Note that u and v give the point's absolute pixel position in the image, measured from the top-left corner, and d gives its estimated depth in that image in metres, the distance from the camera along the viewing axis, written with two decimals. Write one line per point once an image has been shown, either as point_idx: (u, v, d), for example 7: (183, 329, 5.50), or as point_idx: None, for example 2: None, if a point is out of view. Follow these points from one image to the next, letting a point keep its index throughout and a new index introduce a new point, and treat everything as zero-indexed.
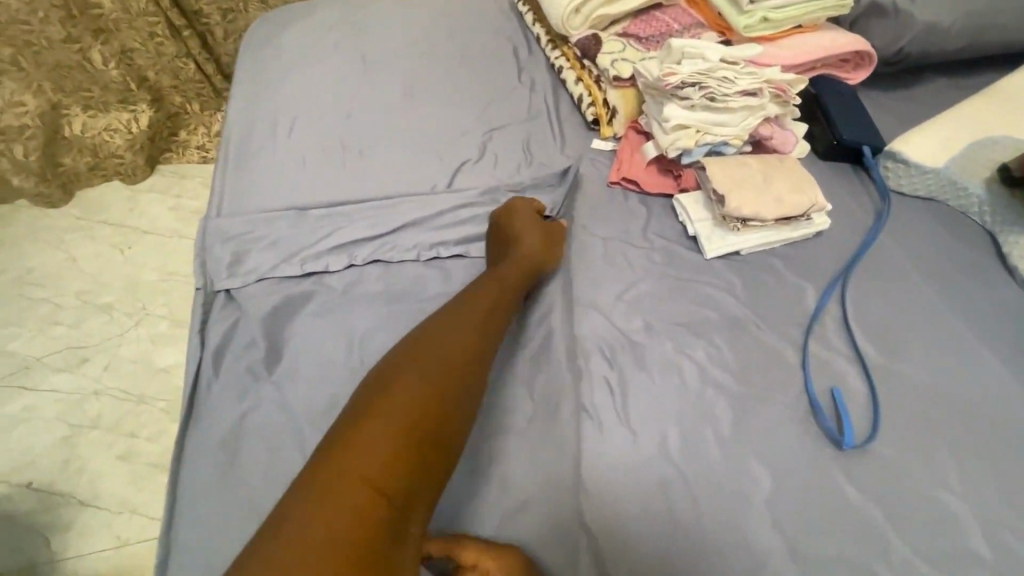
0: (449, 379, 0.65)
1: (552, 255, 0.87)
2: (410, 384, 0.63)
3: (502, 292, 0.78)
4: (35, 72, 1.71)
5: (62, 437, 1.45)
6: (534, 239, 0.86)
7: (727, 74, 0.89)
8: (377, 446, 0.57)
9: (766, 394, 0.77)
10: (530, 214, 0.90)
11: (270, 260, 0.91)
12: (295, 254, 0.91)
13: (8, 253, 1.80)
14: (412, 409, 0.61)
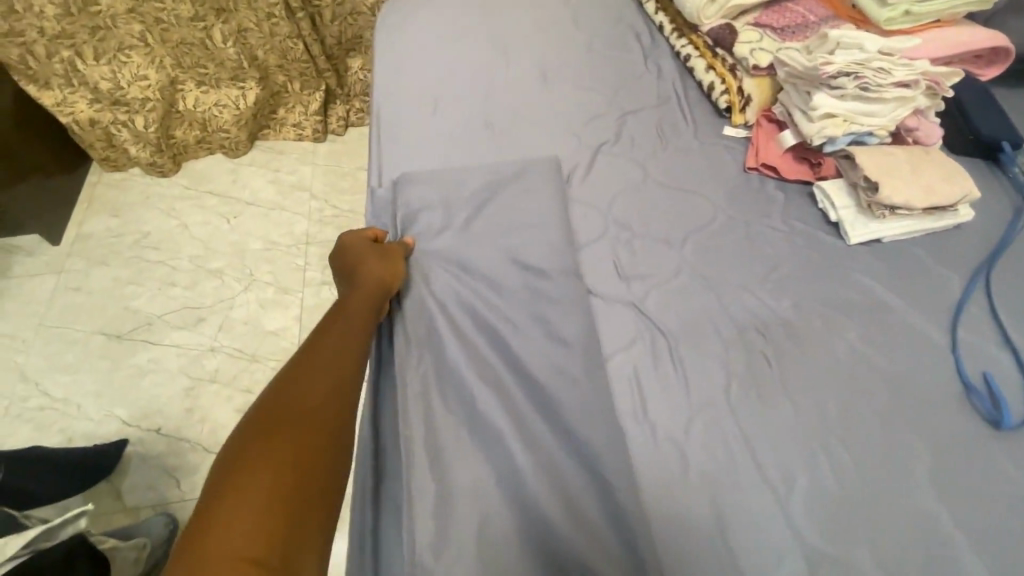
0: (289, 427, 0.65)
1: (400, 272, 0.87)
2: (257, 447, 0.62)
3: (347, 329, 0.78)
4: (160, 48, 1.82)
5: (186, 388, 1.57)
6: (376, 265, 0.85)
7: (883, 65, 0.91)
8: (243, 514, 0.56)
9: (920, 374, 0.80)
10: (364, 246, 0.89)
11: (433, 234, 0.94)
12: (456, 233, 0.94)
13: (126, 217, 1.93)
14: (294, 432, 0.65)
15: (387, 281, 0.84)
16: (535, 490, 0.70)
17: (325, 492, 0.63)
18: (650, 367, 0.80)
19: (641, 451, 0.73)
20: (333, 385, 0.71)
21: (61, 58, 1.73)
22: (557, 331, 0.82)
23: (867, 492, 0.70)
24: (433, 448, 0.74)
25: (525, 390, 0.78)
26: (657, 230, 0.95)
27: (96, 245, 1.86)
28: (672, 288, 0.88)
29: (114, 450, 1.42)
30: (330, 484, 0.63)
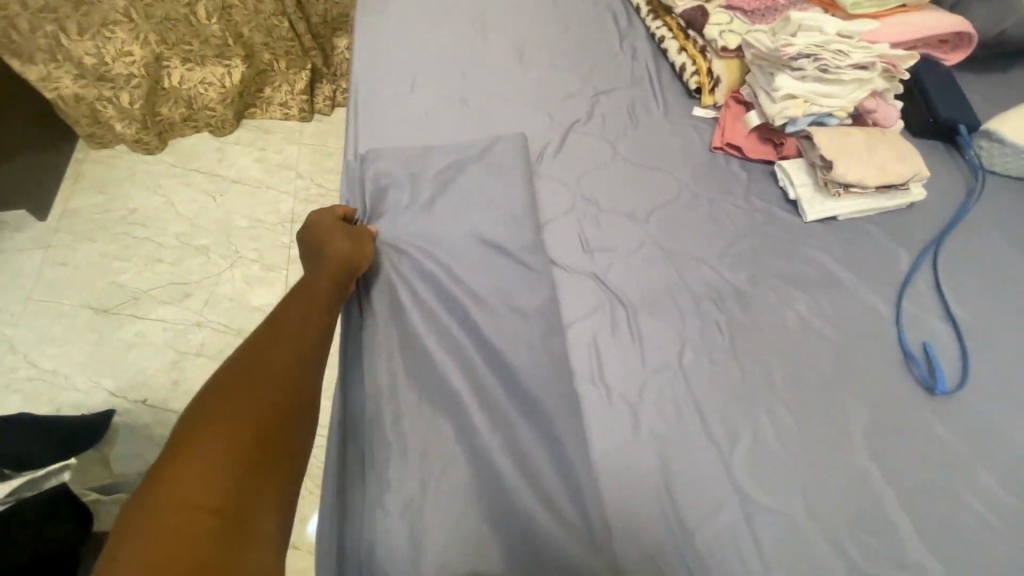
0: (249, 386, 0.66)
1: (365, 252, 0.89)
2: (221, 406, 0.63)
3: (310, 301, 0.81)
4: (143, 24, 1.81)
5: (172, 361, 1.61)
6: (340, 241, 0.87)
7: (841, 48, 0.94)
8: (203, 462, 0.58)
9: (864, 343, 0.84)
10: (330, 225, 0.91)
11: (407, 209, 0.97)
12: (431, 209, 0.97)
13: (112, 194, 1.94)
14: (265, 391, 0.67)
15: (350, 258, 0.87)
16: (492, 446, 0.74)
17: (287, 450, 0.64)
18: (608, 334, 0.84)
19: (594, 411, 0.78)
20: (296, 350, 0.73)
21: (44, 33, 1.73)
22: (520, 300, 0.86)
23: (806, 450, 0.75)
24: (398, 408, 0.78)
25: (488, 354, 0.81)
26: (622, 206, 0.99)
27: (83, 221, 1.88)
28: (633, 261, 0.92)
29: (104, 419, 1.45)
30: (295, 440, 0.66)
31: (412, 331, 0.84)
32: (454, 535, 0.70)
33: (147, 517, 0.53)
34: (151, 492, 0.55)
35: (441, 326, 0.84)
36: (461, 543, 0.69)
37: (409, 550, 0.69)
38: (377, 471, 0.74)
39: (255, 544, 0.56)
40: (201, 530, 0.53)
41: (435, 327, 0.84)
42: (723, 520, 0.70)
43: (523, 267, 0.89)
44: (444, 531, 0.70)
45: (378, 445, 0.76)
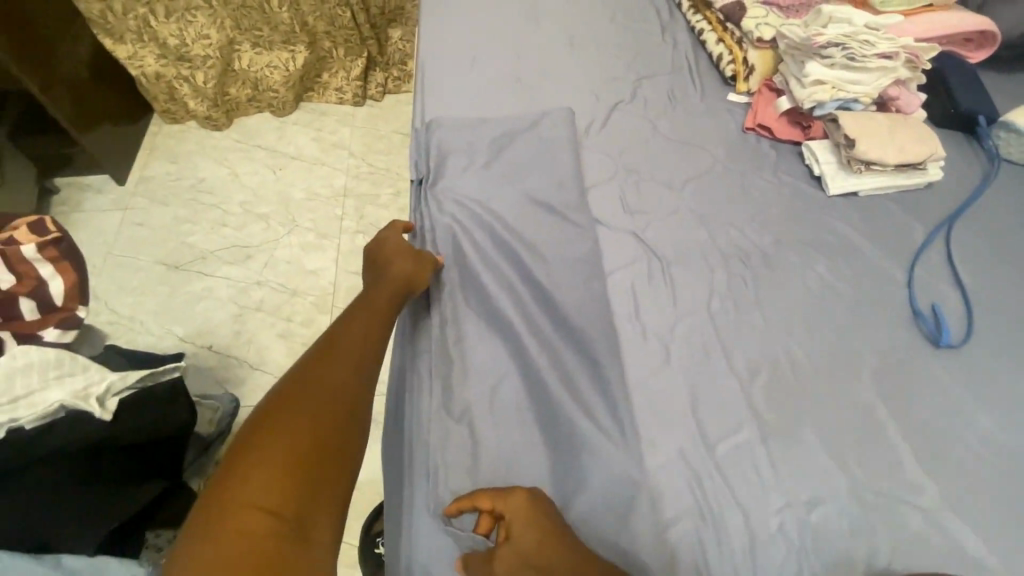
0: (313, 399, 0.72)
1: (425, 274, 0.92)
2: (283, 417, 0.69)
3: (371, 319, 0.86)
4: (221, 9, 1.99)
5: (235, 314, 1.77)
6: (403, 263, 0.91)
7: (868, 38, 1.04)
8: (266, 472, 0.64)
9: (878, 300, 0.93)
10: (396, 243, 0.95)
11: (467, 168, 1.08)
12: (489, 169, 1.08)
13: (183, 164, 2.13)
14: (323, 402, 0.72)
15: (410, 279, 0.91)
16: (541, 369, 0.86)
17: (342, 459, 0.69)
18: (645, 283, 0.95)
19: (630, 345, 0.89)
20: (356, 367, 0.78)
21: (136, 15, 1.94)
22: (568, 249, 0.97)
23: (818, 387, 0.84)
24: (459, 332, 0.90)
25: (537, 293, 0.93)
26: (660, 176, 1.10)
27: (157, 187, 2.06)
28: (669, 223, 1.03)
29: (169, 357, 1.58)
30: (348, 451, 0.71)
31: (472, 270, 0.96)
32: (506, 437, 0.81)
33: (220, 520, 0.60)
34: (225, 497, 0.62)
35: (497, 269, 0.96)
36: (512, 444, 0.81)
37: (468, 446, 0.81)
38: (441, 382, 0.87)
39: (311, 548, 0.62)
40: (263, 532, 0.60)
41: (491, 268, 0.96)
42: (742, 437, 0.80)
43: (570, 222, 1.00)
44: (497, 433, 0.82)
45: (441, 362, 0.88)
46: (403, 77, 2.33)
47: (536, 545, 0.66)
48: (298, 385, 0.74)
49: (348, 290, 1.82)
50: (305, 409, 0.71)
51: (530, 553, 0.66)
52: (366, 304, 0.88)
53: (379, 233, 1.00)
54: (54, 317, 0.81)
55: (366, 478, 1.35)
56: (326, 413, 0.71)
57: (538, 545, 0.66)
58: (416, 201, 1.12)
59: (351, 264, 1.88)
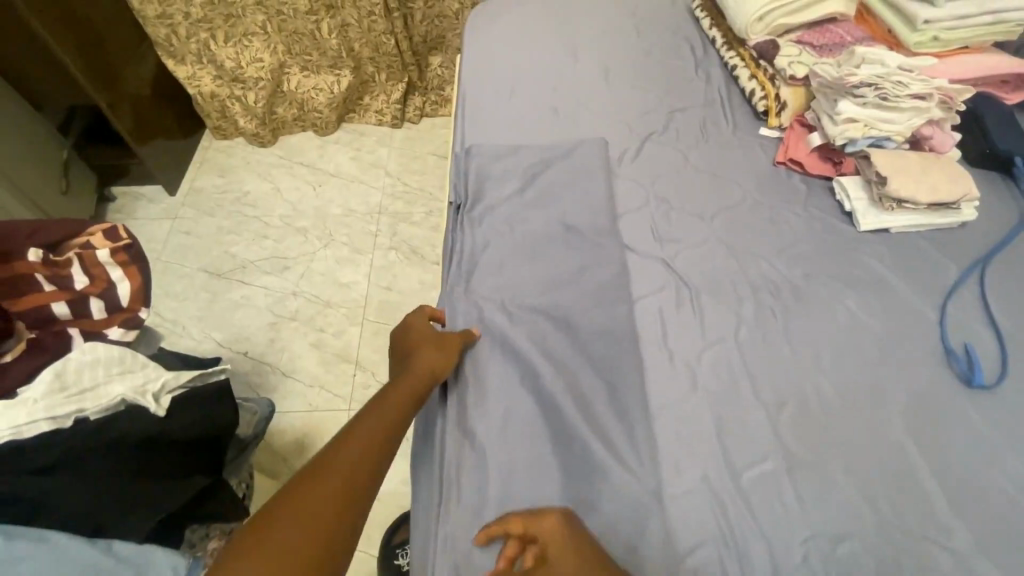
0: (318, 495, 0.69)
1: (451, 362, 0.91)
2: (284, 514, 0.66)
3: (386, 417, 0.82)
4: (276, 36, 2.12)
5: (270, 322, 1.84)
6: (429, 353, 0.90)
7: (901, 79, 1.06)
8: None
9: (909, 337, 0.93)
10: (422, 333, 0.94)
11: (504, 193, 1.13)
12: (524, 195, 1.12)
13: (230, 178, 2.24)
14: (327, 500, 0.69)
15: (436, 368, 0.89)
16: (568, 389, 0.88)
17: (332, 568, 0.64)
18: (673, 309, 0.97)
19: (658, 369, 0.91)
20: (369, 463, 0.76)
21: (198, 39, 2.08)
22: (597, 273, 1.01)
23: (846, 420, 0.84)
24: (490, 348, 0.94)
25: (566, 314, 0.97)
26: (690, 206, 1.13)
27: (205, 198, 2.18)
28: (698, 251, 1.05)
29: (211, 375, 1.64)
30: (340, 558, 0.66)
31: (504, 292, 1.00)
32: (532, 453, 0.84)
33: None
34: None
35: (528, 290, 1.00)
36: (537, 459, 0.84)
37: (495, 461, 0.84)
38: (471, 397, 0.90)
39: None
40: None
41: (523, 290, 1.00)
42: (767, 466, 0.80)
43: (600, 248, 1.04)
44: (523, 450, 0.85)
45: (472, 378, 0.92)
46: (441, 102, 2.42)
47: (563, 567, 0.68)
48: (304, 479, 0.71)
49: (378, 304, 1.88)
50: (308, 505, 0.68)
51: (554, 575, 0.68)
52: (382, 401, 0.84)
53: (406, 320, 0.97)
54: (118, 317, 0.87)
55: (390, 489, 1.38)
56: (328, 512, 0.68)
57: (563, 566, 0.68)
58: (452, 224, 1.16)
59: (383, 279, 1.94)
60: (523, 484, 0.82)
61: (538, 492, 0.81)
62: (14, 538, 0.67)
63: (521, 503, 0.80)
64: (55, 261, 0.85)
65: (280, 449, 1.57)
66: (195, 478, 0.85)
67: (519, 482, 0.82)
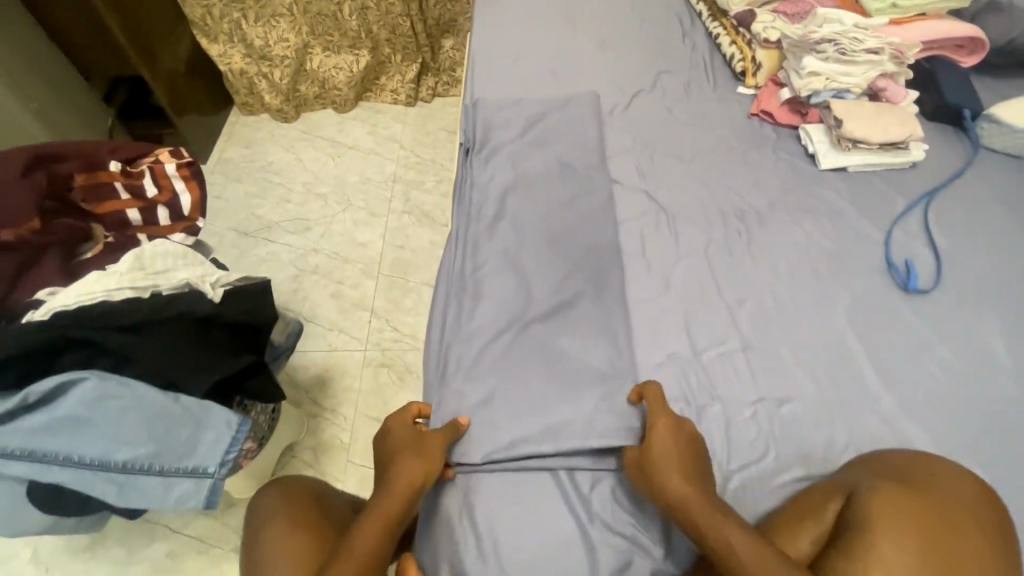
0: None
1: (437, 468, 0.83)
2: None
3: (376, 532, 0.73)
4: (301, 17, 2.30)
5: (293, 275, 2.01)
6: (413, 460, 0.81)
7: (856, 36, 1.22)
8: None
9: (856, 254, 1.07)
10: (403, 438, 0.85)
11: (508, 137, 1.28)
12: (525, 138, 1.28)
13: (256, 149, 2.42)
14: None
15: (422, 479, 0.80)
16: (559, 291, 1.04)
17: None
18: (652, 231, 1.12)
19: (636, 277, 1.06)
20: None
21: (230, 19, 2.26)
22: (587, 202, 1.16)
23: (795, 317, 0.99)
24: (493, 259, 1.09)
25: (559, 234, 1.12)
26: (672, 150, 1.27)
27: (233, 167, 2.35)
28: (677, 186, 1.20)
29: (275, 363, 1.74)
30: None
31: (505, 216, 1.15)
32: (516, 345, 0.97)
33: None
34: None
35: (526, 215, 1.15)
36: (529, 346, 0.97)
37: (493, 346, 0.98)
38: (472, 299, 1.05)
39: None
40: None
41: (522, 215, 1.15)
42: (724, 349, 0.96)
43: (590, 182, 1.19)
44: (505, 344, 0.98)
45: (477, 282, 1.07)
46: (452, 83, 2.58)
47: (660, 451, 0.78)
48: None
49: (392, 260, 2.04)
50: None
51: (649, 453, 0.78)
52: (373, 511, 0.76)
53: (388, 423, 0.90)
54: (182, 226, 1.05)
55: None
56: None
57: (663, 451, 0.77)
58: (461, 164, 1.32)
59: (397, 239, 2.10)
60: (507, 371, 0.95)
61: (522, 375, 0.94)
62: (106, 378, 0.84)
63: (503, 386, 0.94)
64: (132, 172, 1.02)
65: (302, 382, 1.73)
66: (239, 359, 0.98)
67: (512, 360, 0.96)
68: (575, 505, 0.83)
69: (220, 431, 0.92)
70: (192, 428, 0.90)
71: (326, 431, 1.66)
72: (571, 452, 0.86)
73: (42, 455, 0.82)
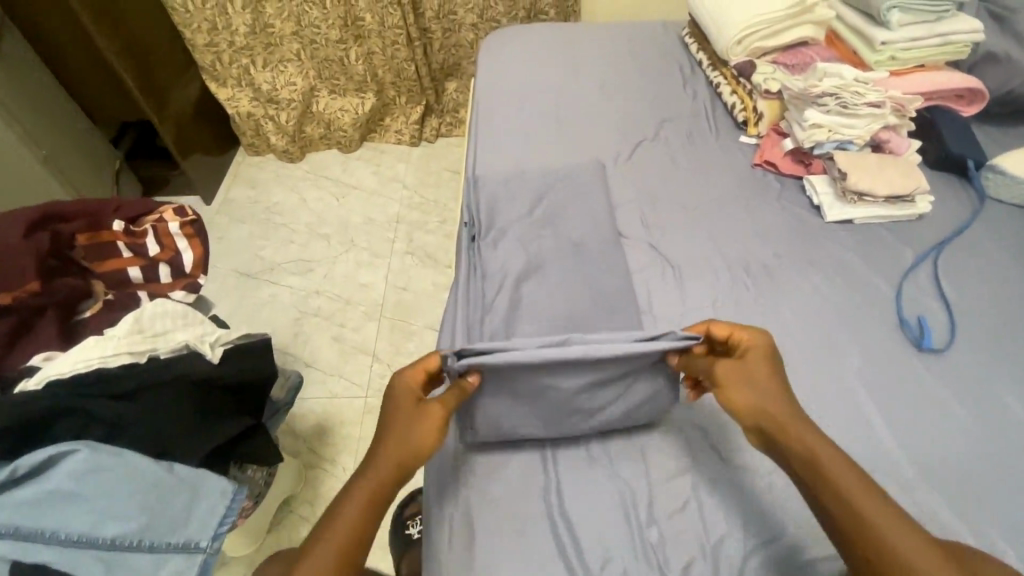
0: None
1: (429, 437, 0.80)
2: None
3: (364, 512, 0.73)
4: (308, 62, 2.35)
5: (294, 318, 1.99)
6: (403, 433, 0.79)
7: (858, 90, 1.21)
8: None
9: (867, 309, 1.06)
10: (407, 400, 0.82)
11: (516, 218, 1.20)
12: (532, 218, 1.21)
13: (260, 189, 2.43)
14: None
15: (412, 453, 0.78)
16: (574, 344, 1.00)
17: None
18: (661, 287, 1.11)
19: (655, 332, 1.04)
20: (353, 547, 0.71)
21: (239, 64, 2.32)
22: (595, 251, 1.14)
23: (806, 376, 0.97)
24: (501, 313, 1.05)
25: (578, 299, 1.06)
26: (676, 199, 1.28)
27: (238, 207, 2.37)
28: (684, 238, 1.19)
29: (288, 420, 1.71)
30: None
31: (520, 308, 1.06)
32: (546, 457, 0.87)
33: None
34: None
35: (541, 309, 1.05)
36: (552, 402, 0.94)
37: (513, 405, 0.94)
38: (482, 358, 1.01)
39: None
40: None
41: (538, 310, 1.05)
42: None
43: (608, 261, 1.13)
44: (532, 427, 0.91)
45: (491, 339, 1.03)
46: (456, 123, 2.60)
47: (757, 360, 0.83)
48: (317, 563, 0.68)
49: (394, 303, 2.02)
50: None
51: (747, 362, 0.83)
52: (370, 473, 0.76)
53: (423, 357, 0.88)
54: (183, 282, 1.03)
55: None
56: None
57: (757, 365, 0.83)
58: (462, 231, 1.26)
59: (399, 280, 2.09)
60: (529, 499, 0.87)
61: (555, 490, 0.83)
62: (99, 449, 0.81)
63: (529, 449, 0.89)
64: (135, 231, 1.01)
65: (301, 430, 1.70)
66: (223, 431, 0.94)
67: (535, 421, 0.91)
68: (573, 565, 0.81)
69: (214, 502, 0.88)
70: (186, 498, 0.86)
71: (325, 482, 1.61)
72: (569, 359, 0.86)
73: (25, 533, 0.75)
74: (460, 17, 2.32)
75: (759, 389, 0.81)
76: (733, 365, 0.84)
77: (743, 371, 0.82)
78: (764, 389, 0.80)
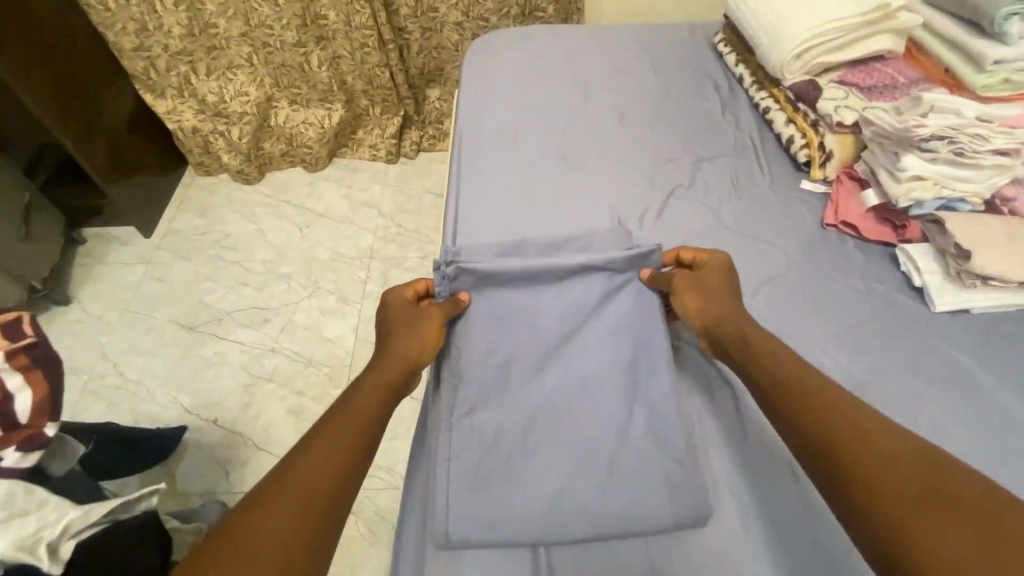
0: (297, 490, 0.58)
1: (431, 340, 0.83)
2: (303, 466, 0.60)
3: (377, 401, 0.72)
4: (262, 67, 1.99)
5: (244, 384, 1.66)
6: (405, 337, 0.82)
7: (980, 132, 0.89)
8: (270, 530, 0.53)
9: (1007, 454, 0.77)
10: (403, 307, 0.86)
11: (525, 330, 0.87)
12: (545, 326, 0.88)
13: (210, 217, 2.08)
14: (316, 479, 0.59)
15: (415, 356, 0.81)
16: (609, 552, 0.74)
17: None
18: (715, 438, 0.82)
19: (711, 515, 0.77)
20: (362, 428, 0.67)
21: (178, 72, 1.95)
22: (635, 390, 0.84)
23: None
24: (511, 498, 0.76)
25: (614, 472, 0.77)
26: None
27: (184, 242, 2.01)
28: None
29: None
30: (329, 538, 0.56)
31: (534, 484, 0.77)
32: None
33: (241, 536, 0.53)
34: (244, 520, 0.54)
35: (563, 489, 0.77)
36: None
37: None
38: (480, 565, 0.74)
39: None
40: None
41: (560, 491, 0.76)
42: None
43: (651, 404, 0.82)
44: None
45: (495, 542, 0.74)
46: (439, 136, 2.22)
47: (711, 270, 0.85)
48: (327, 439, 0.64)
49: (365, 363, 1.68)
50: (315, 466, 0.61)
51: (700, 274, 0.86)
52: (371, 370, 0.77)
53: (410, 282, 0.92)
54: (17, 436, 0.68)
55: None
56: (302, 500, 0.57)
57: (712, 273, 0.85)
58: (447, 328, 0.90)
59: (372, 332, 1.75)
60: None
61: None
62: None
63: None
64: None
65: None
66: None
67: None
68: None
69: None
70: None
71: None
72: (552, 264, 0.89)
73: None
74: (442, 13, 1.95)
75: (710, 295, 0.82)
76: (690, 275, 0.85)
77: (699, 279, 0.84)
78: (716, 292, 0.83)
